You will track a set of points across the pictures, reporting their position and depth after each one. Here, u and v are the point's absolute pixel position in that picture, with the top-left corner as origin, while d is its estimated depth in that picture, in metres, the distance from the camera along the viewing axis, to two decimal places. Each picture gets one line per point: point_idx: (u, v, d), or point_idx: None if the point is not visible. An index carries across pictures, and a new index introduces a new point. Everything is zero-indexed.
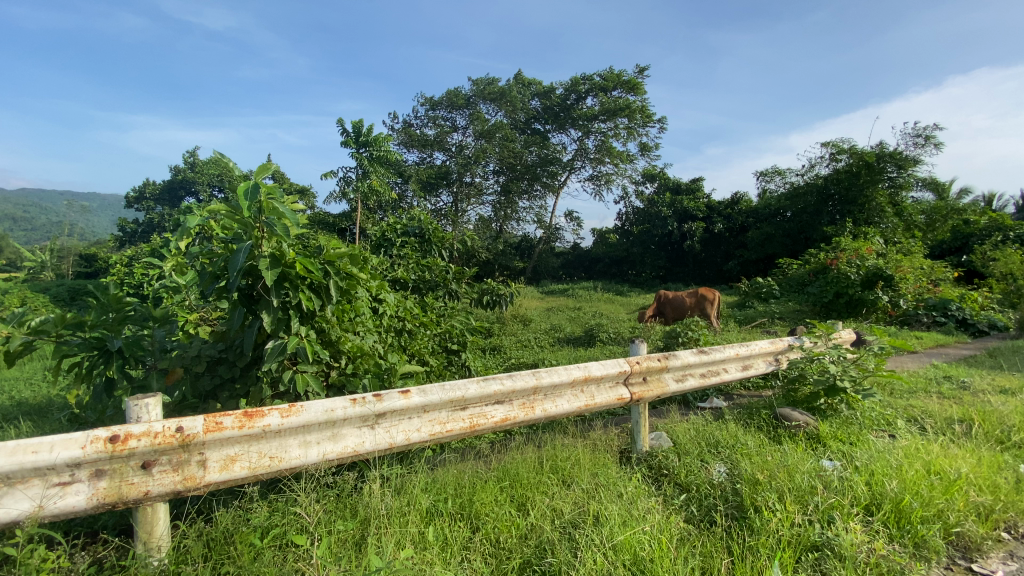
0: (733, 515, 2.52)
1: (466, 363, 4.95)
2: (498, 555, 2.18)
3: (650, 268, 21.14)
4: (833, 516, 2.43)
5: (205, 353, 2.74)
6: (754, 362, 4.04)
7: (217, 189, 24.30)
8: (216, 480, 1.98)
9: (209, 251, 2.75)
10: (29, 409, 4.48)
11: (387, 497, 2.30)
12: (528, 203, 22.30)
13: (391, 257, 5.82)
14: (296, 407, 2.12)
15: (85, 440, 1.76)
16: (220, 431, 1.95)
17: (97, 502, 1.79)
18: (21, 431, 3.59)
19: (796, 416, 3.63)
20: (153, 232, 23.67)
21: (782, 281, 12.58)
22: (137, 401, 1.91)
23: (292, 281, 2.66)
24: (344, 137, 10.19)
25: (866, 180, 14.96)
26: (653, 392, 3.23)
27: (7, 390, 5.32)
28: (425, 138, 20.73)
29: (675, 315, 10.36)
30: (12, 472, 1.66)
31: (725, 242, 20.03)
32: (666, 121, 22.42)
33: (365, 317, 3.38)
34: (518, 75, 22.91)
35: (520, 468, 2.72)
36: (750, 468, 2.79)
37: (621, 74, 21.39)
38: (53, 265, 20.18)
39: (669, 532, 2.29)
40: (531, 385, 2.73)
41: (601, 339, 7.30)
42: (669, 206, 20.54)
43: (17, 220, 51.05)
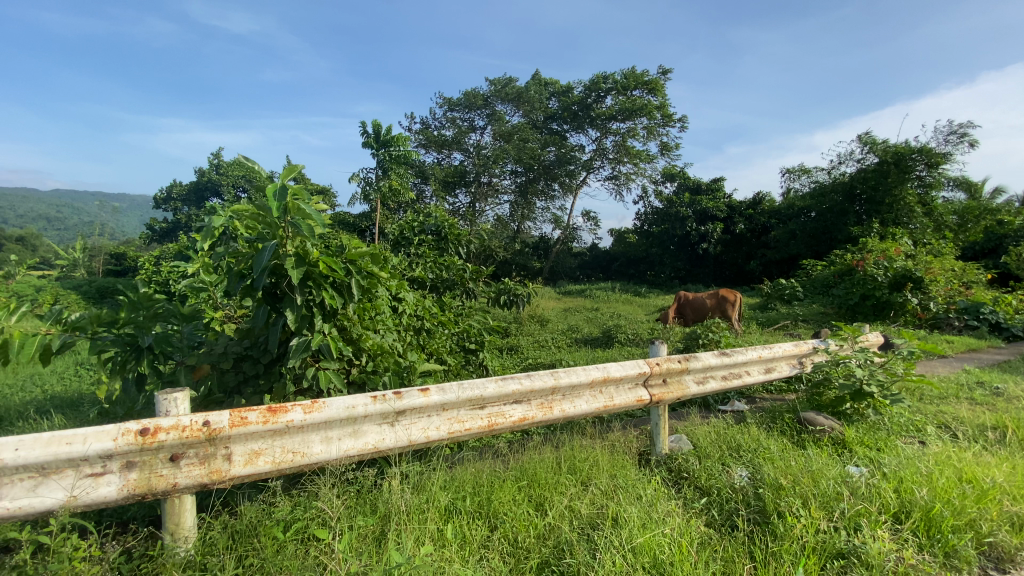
0: (755, 520, 2.48)
1: (483, 362, 4.93)
2: (517, 554, 2.18)
3: (670, 269, 20.86)
4: (860, 524, 2.37)
5: (232, 349, 2.80)
6: (778, 364, 3.96)
7: (242, 189, 24.82)
8: (241, 474, 2.02)
9: (236, 250, 2.81)
10: (61, 402, 4.65)
11: (406, 494, 2.32)
12: (546, 203, 22.26)
13: (409, 256, 5.88)
14: (319, 403, 2.15)
15: (117, 432, 1.82)
16: (245, 425, 1.99)
17: (128, 493, 1.84)
18: (54, 422, 3.73)
19: (821, 420, 3.52)
20: (180, 231, 24.28)
21: (807, 283, 12.34)
22: (166, 396, 1.96)
23: (315, 280, 2.69)
24: (366, 137, 10.16)
25: (895, 179, 14.65)
26: (674, 394, 3.19)
27: (41, 383, 5.52)
28: (443, 139, 20.87)
29: (696, 316, 10.24)
30: (46, 462, 1.72)
31: (747, 243, 19.75)
32: (686, 120, 22.17)
33: (385, 315, 3.43)
34: (537, 75, 22.84)
35: (538, 467, 2.71)
36: (773, 473, 2.74)
37: (642, 73, 21.16)
38: (86, 264, 20.89)
39: (690, 536, 2.26)
40: (549, 385, 2.72)
41: (619, 340, 7.26)
42: (689, 206, 20.04)
43: (48, 219, 52.67)
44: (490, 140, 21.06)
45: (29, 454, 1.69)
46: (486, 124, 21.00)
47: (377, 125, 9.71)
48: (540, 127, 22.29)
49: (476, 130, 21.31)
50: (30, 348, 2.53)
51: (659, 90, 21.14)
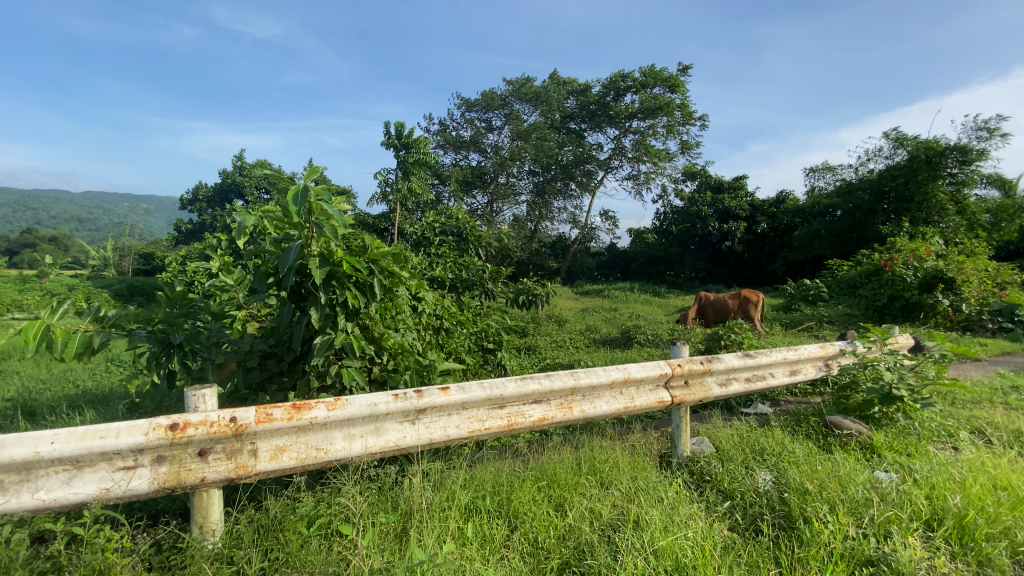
0: (780, 525, 2.43)
1: (502, 362, 4.92)
2: (537, 555, 2.17)
3: (690, 269, 20.57)
4: (891, 531, 2.30)
5: (258, 347, 2.85)
6: (803, 367, 3.87)
7: (265, 190, 25.28)
8: (266, 470, 2.05)
9: (262, 250, 2.87)
10: (92, 397, 4.81)
11: (427, 491, 2.34)
12: (564, 203, 22.17)
13: (429, 256, 5.92)
14: (341, 401, 2.18)
15: (148, 427, 1.87)
16: (271, 422, 2.03)
17: (158, 486, 1.89)
18: (85, 418, 3.85)
19: (848, 424, 3.44)
20: (205, 232, 24.82)
21: (832, 283, 12.05)
22: (195, 392, 2.01)
23: (339, 279, 2.73)
24: (387, 138, 10.26)
25: (925, 176, 14.28)
26: (696, 396, 3.14)
27: (73, 379, 5.72)
28: (461, 140, 20.98)
29: (717, 317, 10.09)
30: (81, 455, 1.78)
31: (769, 242, 19.36)
32: (707, 119, 21.90)
33: (405, 314, 3.46)
34: (556, 74, 22.73)
35: (557, 467, 2.70)
36: (799, 477, 2.68)
37: (662, 70, 20.91)
38: (117, 263, 21.57)
39: (713, 539, 2.23)
40: (569, 385, 2.71)
41: (638, 341, 7.19)
42: (710, 205, 19.70)
43: (79, 221, 54.31)
44: (508, 140, 21.10)
45: (64, 448, 1.75)
46: (504, 124, 21.07)
47: (399, 126, 9.80)
48: (558, 127, 22.20)
49: (494, 130, 21.35)
50: (74, 345, 2.60)
51: (679, 88, 20.85)
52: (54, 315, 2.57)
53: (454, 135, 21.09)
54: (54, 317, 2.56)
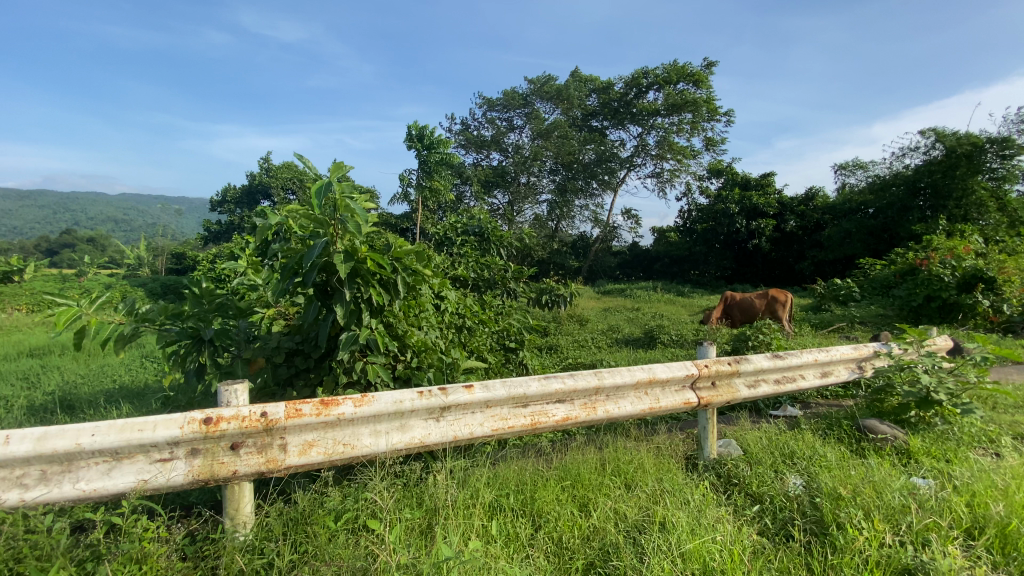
0: (812, 531, 2.36)
1: (523, 361, 4.90)
2: (562, 554, 2.16)
3: (715, 268, 20.21)
4: (929, 539, 2.21)
5: (285, 344, 2.91)
6: (834, 368, 3.75)
7: (290, 191, 25.83)
8: (295, 464, 2.09)
9: (289, 248, 2.93)
10: (128, 392, 4.97)
11: (452, 489, 2.34)
12: (586, 202, 22.02)
13: (452, 255, 5.95)
14: (368, 397, 2.21)
15: (183, 421, 1.92)
16: (300, 417, 2.07)
17: (192, 478, 1.94)
18: (122, 411, 3.98)
19: (883, 428, 3.32)
20: (234, 232, 25.46)
21: (864, 283, 11.68)
22: (227, 387, 2.06)
23: (364, 276, 2.77)
24: (409, 139, 10.35)
25: (965, 172, 13.80)
26: (723, 397, 3.08)
27: (109, 374, 5.92)
28: (483, 139, 21.04)
29: (744, 317, 9.89)
30: (120, 447, 1.84)
31: (798, 241, 18.87)
32: (732, 114, 21.48)
33: (428, 313, 3.48)
34: (577, 72, 22.59)
35: (581, 467, 2.67)
36: (831, 482, 2.60)
37: (686, 66, 20.58)
38: (150, 264, 22.29)
39: (742, 543, 2.18)
40: (593, 385, 2.68)
41: (662, 341, 7.10)
42: (737, 203, 19.23)
43: (116, 223, 56.57)
44: (529, 139, 21.07)
45: (105, 440, 1.82)
46: (525, 123, 21.07)
47: (421, 126, 9.87)
48: (579, 125, 22.04)
49: (515, 129, 21.36)
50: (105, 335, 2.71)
51: (704, 83, 20.50)
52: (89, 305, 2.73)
53: (474, 135, 21.17)
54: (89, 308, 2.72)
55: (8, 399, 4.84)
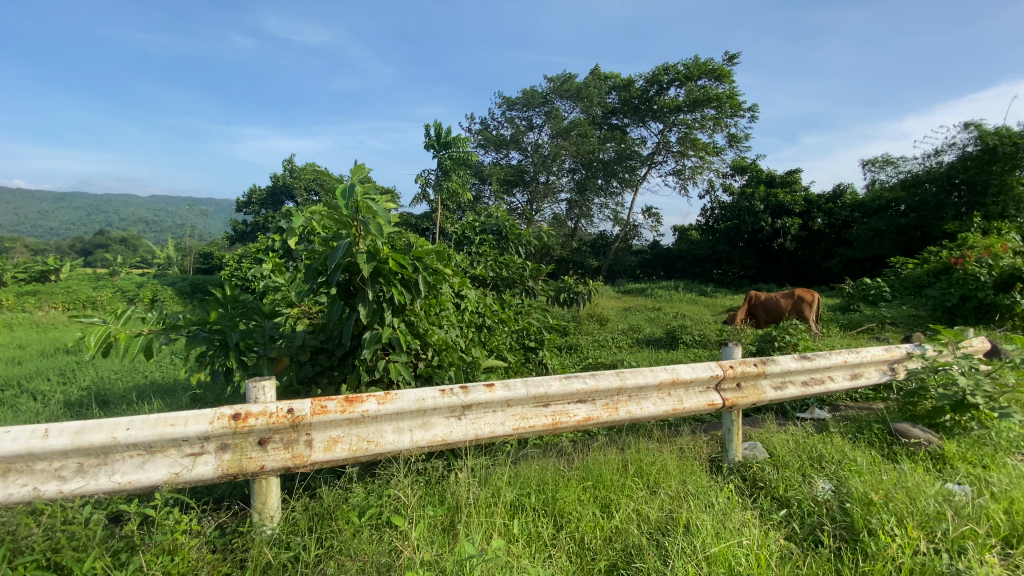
0: (842, 537, 2.29)
1: (543, 360, 4.89)
2: (583, 554, 2.15)
3: (739, 268, 19.85)
4: (966, 547, 2.13)
5: (309, 343, 2.96)
6: (864, 370, 3.64)
7: (313, 192, 26.29)
8: (320, 460, 2.12)
9: (313, 248, 2.97)
10: (160, 388, 5.13)
11: (473, 487, 2.35)
12: (605, 200, 21.86)
13: (471, 254, 5.97)
14: (391, 395, 2.23)
15: (213, 416, 1.97)
16: (325, 414, 2.10)
17: (222, 472, 1.99)
18: (155, 407, 4.12)
19: (916, 433, 3.21)
20: (259, 232, 26.05)
21: (894, 282, 11.33)
22: (255, 383, 2.10)
23: (386, 276, 2.81)
24: (428, 139, 10.41)
25: (1001, 167, 13.33)
26: (748, 399, 3.01)
27: (142, 371, 6.12)
28: (502, 139, 21.07)
29: (769, 317, 9.69)
30: (153, 441, 1.90)
31: (825, 239, 18.40)
32: (756, 110, 21.07)
33: (449, 311, 3.49)
34: (597, 70, 22.45)
35: (603, 468, 2.65)
36: (861, 487, 2.52)
37: (708, 61, 20.26)
38: (180, 264, 22.96)
39: (769, 547, 2.14)
40: (615, 385, 2.66)
41: (684, 341, 7.01)
42: (761, 200, 18.85)
43: (147, 224, 58.38)
44: (548, 138, 21.02)
45: (139, 435, 1.88)
46: (544, 122, 21.04)
47: (440, 125, 9.93)
48: (599, 123, 21.89)
49: (535, 129, 21.32)
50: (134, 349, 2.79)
51: (726, 78, 20.15)
52: (117, 321, 2.79)
53: (494, 135, 21.22)
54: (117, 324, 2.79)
55: (46, 394, 5.04)
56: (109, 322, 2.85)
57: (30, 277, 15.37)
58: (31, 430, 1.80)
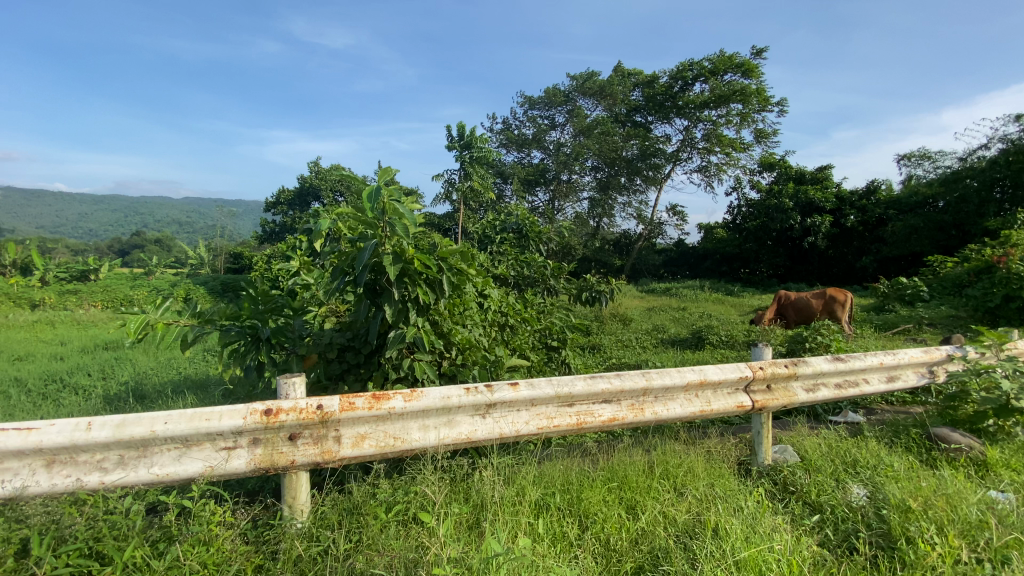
0: (878, 544, 2.22)
1: (566, 360, 4.87)
2: (609, 556, 2.13)
3: (767, 267, 19.38)
4: (1011, 557, 2.04)
5: (337, 340, 3.02)
6: (901, 373, 3.51)
7: (339, 193, 26.79)
8: (349, 455, 2.15)
9: (340, 248, 3.03)
10: (193, 384, 5.29)
11: (498, 485, 2.36)
12: (629, 199, 21.64)
13: (492, 253, 5.98)
14: (417, 392, 2.25)
15: (246, 411, 2.03)
16: (353, 410, 2.13)
17: (254, 466, 2.04)
18: (188, 402, 4.25)
19: (956, 438, 3.09)
20: (287, 232, 26.66)
21: (933, 282, 10.90)
22: (287, 380, 2.15)
23: (411, 276, 2.85)
24: (450, 139, 10.47)
25: None
26: (779, 402, 2.94)
27: (175, 367, 6.32)
28: (524, 138, 21.07)
29: (799, 317, 9.44)
30: (189, 435, 1.96)
31: (858, 237, 17.82)
32: (785, 104, 20.56)
33: (472, 310, 3.50)
34: (620, 67, 22.24)
35: (628, 469, 2.62)
36: (898, 493, 2.43)
37: (734, 55, 19.85)
38: (211, 264, 23.67)
39: (801, 553, 2.09)
40: (641, 385, 2.63)
41: (710, 342, 6.88)
42: (790, 197, 18.39)
43: (179, 225, 60.34)
44: (570, 136, 20.93)
45: (176, 428, 1.94)
46: (567, 121, 20.97)
47: (463, 125, 9.97)
48: (622, 120, 21.69)
49: (557, 127, 21.26)
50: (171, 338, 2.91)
51: (754, 73, 19.72)
52: (156, 310, 2.92)
53: (515, 134, 21.24)
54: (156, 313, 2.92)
55: (87, 389, 5.25)
56: (148, 314, 2.98)
57: (72, 276, 16.07)
58: (74, 424, 1.88)
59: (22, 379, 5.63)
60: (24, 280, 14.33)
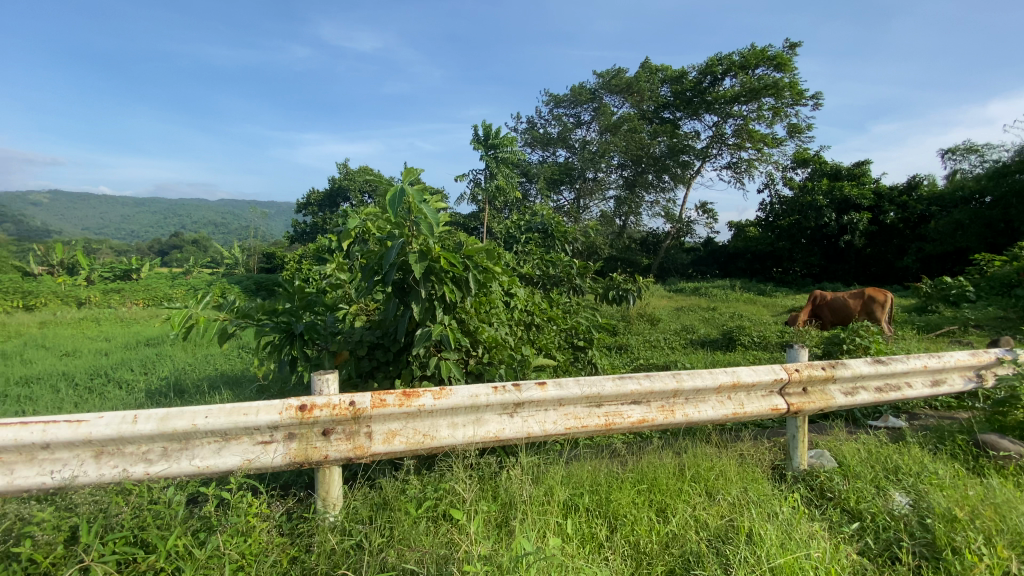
0: (923, 555, 2.13)
1: (592, 360, 4.83)
2: (639, 558, 2.11)
3: (801, 266, 18.78)
4: None
5: (366, 338, 3.07)
6: (946, 376, 3.35)
7: (367, 194, 27.27)
8: (380, 451, 2.19)
9: (369, 248, 3.08)
10: (228, 379, 5.47)
11: (527, 484, 2.36)
12: (656, 197, 21.34)
13: (518, 252, 5.99)
14: (446, 390, 2.27)
15: (282, 407, 2.08)
16: (384, 407, 2.17)
17: (290, 460, 2.10)
18: (224, 397, 4.40)
19: (1007, 445, 2.93)
20: (317, 233, 27.27)
21: (980, 281, 10.37)
22: (320, 376, 2.20)
23: (438, 274, 2.87)
24: (476, 139, 10.54)
25: None
26: (816, 405, 2.85)
27: (211, 363, 6.55)
28: (549, 137, 21.02)
29: (835, 318, 9.13)
30: (229, 428, 2.03)
31: (898, 235, 17.11)
32: (819, 98, 19.95)
33: (499, 309, 3.51)
34: (646, 63, 21.96)
35: (657, 472, 2.58)
36: (944, 502, 2.32)
37: (766, 49, 19.35)
38: (245, 263, 24.41)
39: (840, 561, 2.02)
40: (671, 387, 2.59)
41: (742, 343, 6.72)
42: (825, 194, 17.83)
43: (215, 227, 62.54)
44: (596, 134, 20.76)
45: (216, 422, 2.01)
46: (592, 118, 20.80)
47: (488, 126, 10.03)
48: (650, 117, 21.40)
49: (582, 125, 21.11)
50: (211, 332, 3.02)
51: (786, 66, 19.18)
52: (198, 305, 3.05)
53: (541, 134, 21.19)
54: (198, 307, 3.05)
55: (130, 383, 5.49)
56: (190, 308, 3.11)
57: (115, 275, 16.85)
58: (122, 417, 1.96)
59: (70, 373, 5.93)
60: (72, 279, 15.08)
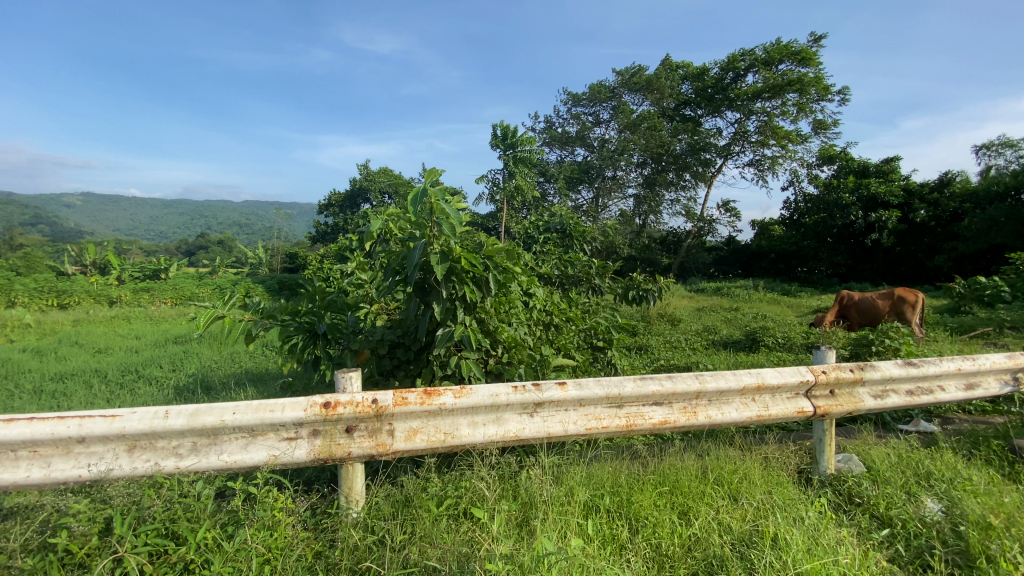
0: (956, 563, 2.06)
1: (612, 360, 4.79)
2: (661, 561, 2.09)
3: (827, 265, 18.31)
4: None
5: (387, 337, 3.11)
6: (981, 380, 3.24)
7: (387, 194, 27.56)
8: (402, 449, 2.22)
9: (390, 248, 3.12)
10: (252, 376, 5.59)
11: (547, 484, 2.36)
12: (676, 195, 21.08)
13: (536, 252, 5.98)
14: (467, 389, 2.29)
15: (306, 404, 2.12)
16: (406, 405, 2.19)
17: (314, 456, 2.13)
18: (248, 394, 4.49)
19: None
20: (338, 233, 27.68)
21: (1017, 281, 9.98)
22: (344, 374, 2.23)
23: (458, 274, 2.89)
24: (495, 140, 10.57)
25: None
26: (843, 408, 2.79)
27: (236, 361, 6.69)
28: (568, 136, 20.94)
29: (863, 319, 8.88)
30: (255, 424, 2.07)
31: (929, 233, 16.57)
32: (846, 93, 19.46)
33: (518, 309, 3.52)
34: (666, 60, 21.72)
35: (679, 474, 2.56)
36: (979, 509, 2.25)
37: (790, 44, 18.96)
38: (268, 263, 24.89)
39: (869, 568, 1.97)
40: (693, 388, 2.55)
41: (765, 345, 6.59)
42: (852, 191, 17.39)
43: (240, 228, 63.98)
44: (615, 133, 20.60)
45: (243, 418, 2.05)
46: (611, 117, 20.66)
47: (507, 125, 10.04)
48: (671, 115, 21.15)
49: (601, 124, 20.98)
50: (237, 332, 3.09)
51: (811, 61, 18.77)
52: (224, 306, 3.13)
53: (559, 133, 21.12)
54: (224, 308, 3.13)
55: (159, 380, 5.65)
56: (217, 308, 3.19)
57: (145, 275, 17.36)
58: (153, 412, 2.02)
59: (103, 370, 6.12)
60: (104, 279, 15.58)
